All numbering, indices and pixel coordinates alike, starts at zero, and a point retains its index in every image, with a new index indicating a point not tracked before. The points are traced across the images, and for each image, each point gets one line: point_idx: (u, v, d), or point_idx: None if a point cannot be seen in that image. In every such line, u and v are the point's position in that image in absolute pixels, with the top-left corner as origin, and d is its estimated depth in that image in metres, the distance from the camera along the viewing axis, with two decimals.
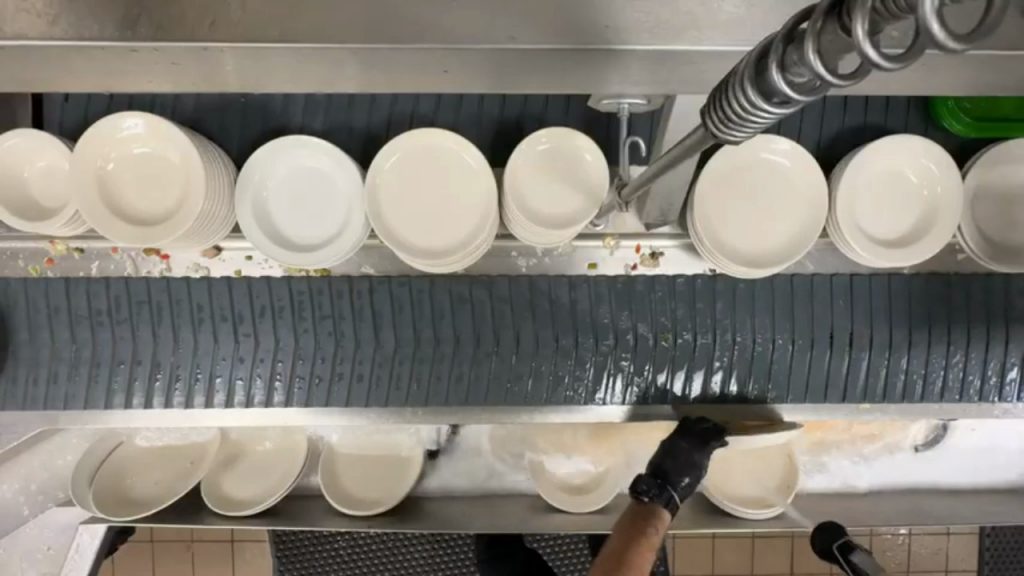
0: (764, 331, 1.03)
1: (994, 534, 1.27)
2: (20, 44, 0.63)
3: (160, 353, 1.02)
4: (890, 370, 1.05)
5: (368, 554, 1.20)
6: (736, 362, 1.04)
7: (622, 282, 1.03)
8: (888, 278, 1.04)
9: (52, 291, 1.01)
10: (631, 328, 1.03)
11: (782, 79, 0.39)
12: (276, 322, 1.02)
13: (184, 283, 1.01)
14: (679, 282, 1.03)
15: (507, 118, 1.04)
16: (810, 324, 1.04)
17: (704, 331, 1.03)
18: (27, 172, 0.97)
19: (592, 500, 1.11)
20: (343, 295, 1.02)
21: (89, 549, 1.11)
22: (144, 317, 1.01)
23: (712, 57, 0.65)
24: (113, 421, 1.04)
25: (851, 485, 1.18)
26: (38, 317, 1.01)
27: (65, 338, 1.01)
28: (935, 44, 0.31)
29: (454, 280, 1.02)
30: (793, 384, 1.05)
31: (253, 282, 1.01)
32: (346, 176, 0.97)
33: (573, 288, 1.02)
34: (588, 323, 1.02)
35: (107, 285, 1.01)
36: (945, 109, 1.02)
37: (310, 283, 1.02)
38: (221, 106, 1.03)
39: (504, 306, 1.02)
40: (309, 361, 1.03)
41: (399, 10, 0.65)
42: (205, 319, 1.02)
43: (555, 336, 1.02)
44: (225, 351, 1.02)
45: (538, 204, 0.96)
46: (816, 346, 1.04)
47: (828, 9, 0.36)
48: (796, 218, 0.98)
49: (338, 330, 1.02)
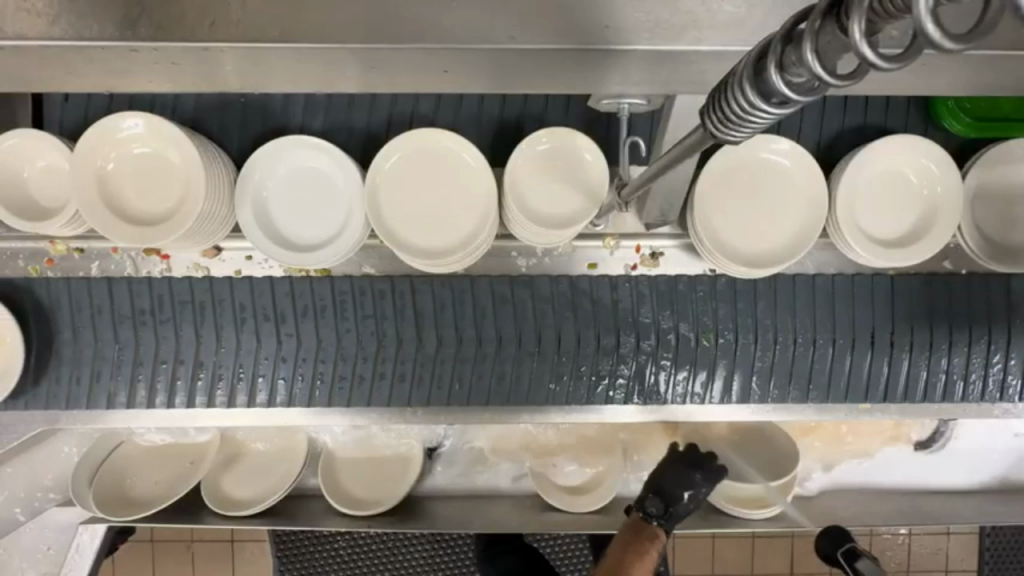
0: (807, 331, 1.03)
1: (994, 534, 1.27)
2: (20, 45, 0.63)
3: (203, 352, 1.01)
4: (930, 373, 1.05)
5: (368, 554, 1.20)
6: (777, 362, 1.03)
7: (665, 281, 1.02)
8: (930, 278, 1.04)
9: (95, 290, 1.00)
10: (673, 327, 1.02)
11: (781, 80, 0.39)
12: (319, 322, 1.01)
13: (227, 283, 1.00)
14: (720, 282, 1.02)
15: (508, 118, 1.04)
16: (853, 324, 1.03)
17: (747, 332, 1.02)
18: (27, 172, 0.98)
19: (592, 500, 1.11)
20: (386, 296, 1.01)
21: (89, 548, 1.12)
22: (186, 317, 1.00)
23: (711, 57, 0.65)
24: (114, 421, 1.05)
25: (850, 485, 1.19)
26: (81, 315, 1.00)
27: (108, 338, 1.00)
28: (932, 44, 0.31)
29: (496, 281, 1.02)
30: (826, 383, 1.04)
31: (296, 282, 1.01)
32: (346, 176, 0.97)
33: (615, 288, 1.02)
34: (631, 322, 1.01)
35: (149, 285, 1.00)
36: (945, 110, 1.02)
37: (353, 283, 1.01)
38: (221, 106, 1.03)
39: (546, 306, 1.01)
40: (351, 361, 1.02)
41: (399, 10, 0.65)
42: (248, 319, 1.00)
43: (598, 338, 1.01)
44: (268, 351, 1.01)
45: (537, 204, 0.96)
46: (858, 347, 1.03)
47: (826, 9, 0.36)
48: (797, 216, 0.98)
49: (379, 330, 1.01)
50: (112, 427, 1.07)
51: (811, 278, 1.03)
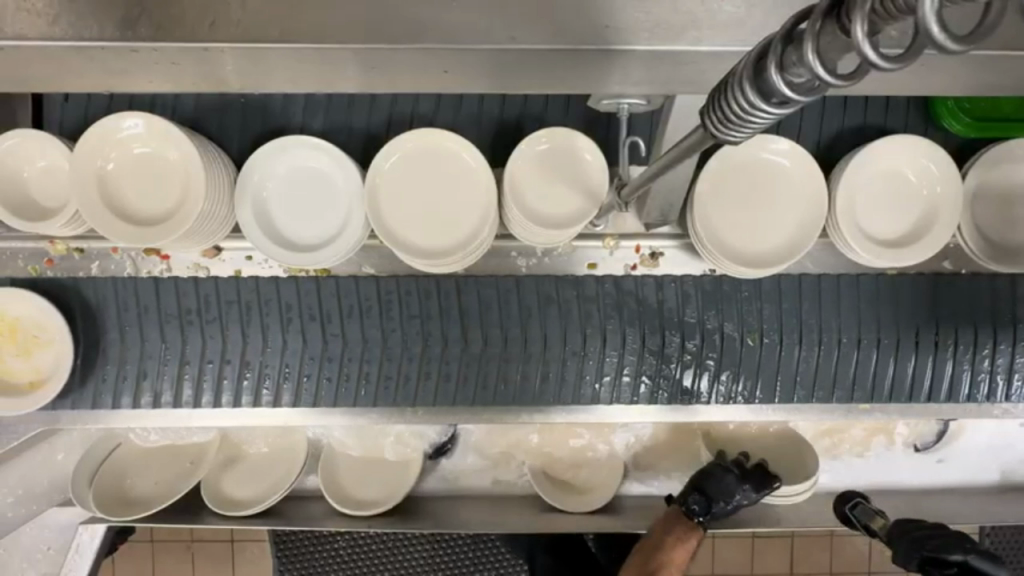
0: (850, 331, 1.03)
1: (994, 534, 1.27)
2: (20, 45, 0.63)
3: (250, 352, 1.01)
4: (973, 372, 1.05)
5: (368, 554, 1.20)
6: (821, 365, 1.04)
7: (710, 282, 1.02)
8: (953, 279, 1.04)
9: (141, 290, 1.01)
10: (718, 327, 1.02)
11: (781, 79, 0.39)
12: (364, 323, 1.01)
13: (273, 283, 1.01)
14: (766, 282, 1.03)
15: (507, 119, 1.04)
16: (897, 324, 1.03)
17: (791, 331, 1.03)
18: (26, 172, 0.98)
19: (592, 500, 1.11)
20: (432, 296, 1.01)
21: (89, 548, 1.13)
22: (233, 316, 1.01)
23: (710, 57, 0.65)
24: (112, 421, 1.04)
25: (850, 485, 1.19)
26: (128, 315, 1.01)
27: (155, 338, 1.01)
28: (934, 45, 0.31)
29: (542, 279, 1.02)
30: (861, 383, 1.04)
31: (341, 281, 1.01)
32: (346, 176, 0.97)
33: (661, 288, 1.02)
34: (675, 322, 1.02)
35: (196, 284, 1.01)
36: (944, 110, 1.02)
37: (399, 283, 1.01)
38: (221, 106, 1.03)
39: (591, 306, 1.02)
40: (396, 360, 1.02)
41: (399, 10, 0.65)
42: (294, 319, 1.01)
43: (642, 340, 1.02)
44: (314, 351, 1.02)
45: (536, 204, 0.96)
46: (901, 349, 1.04)
47: (827, 9, 0.36)
48: (798, 216, 0.98)
49: (425, 330, 1.01)
50: (111, 427, 1.07)
51: (855, 278, 1.04)
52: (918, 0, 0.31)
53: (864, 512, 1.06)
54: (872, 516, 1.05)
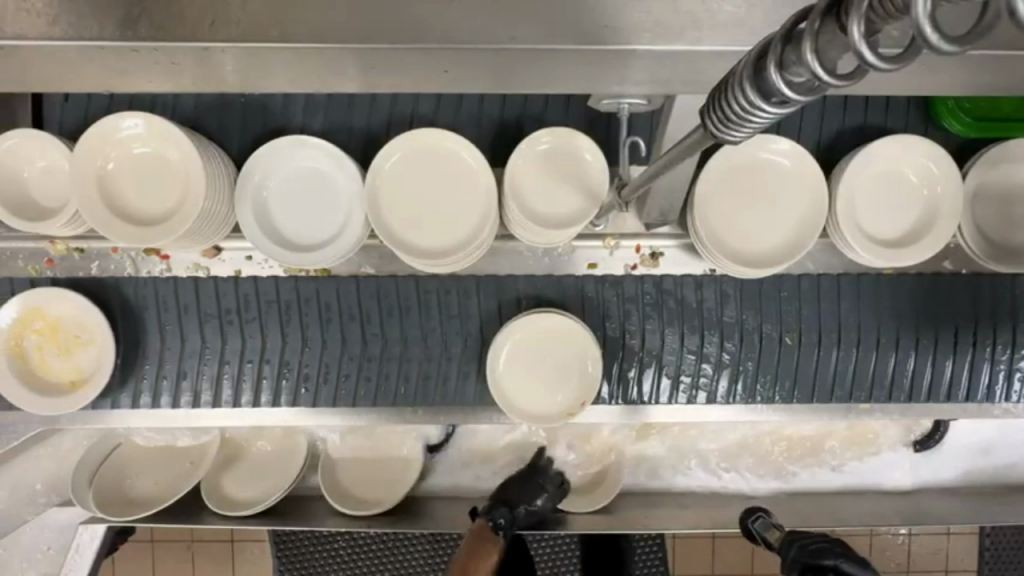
0: (888, 332, 1.05)
1: (993, 534, 1.27)
2: (20, 44, 0.64)
3: (290, 353, 1.03)
4: (1009, 371, 1.06)
5: (368, 554, 1.20)
6: (860, 366, 1.05)
7: (749, 282, 1.03)
8: (965, 279, 1.05)
9: (182, 290, 1.02)
10: (756, 327, 1.04)
11: (781, 79, 0.39)
12: (404, 323, 1.03)
13: (313, 283, 1.02)
14: (804, 282, 1.04)
15: (508, 119, 1.04)
16: (935, 324, 1.05)
17: (829, 332, 1.04)
18: (26, 172, 0.97)
19: (597, 500, 1.12)
20: (471, 296, 1.03)
21: (89, 548, 1.11)
22: (273, 317, 1.02)
23: (711, 57, 0.65)
24: (113, 421, 1.05)
25: (848, 485, 1.18)
26: (168, 314, 1.02)
27: (195, 337, 1.03)
28: (929, 47, 0.32)
29: (584, 280, 1.03)
30: (896, 384, 1.06)
31: (381, 281, 1.02)
32: (346, 176, 0.97)
33: (699, 288, 1.03)
34: (713, 322, 1.03)
35: (236, 284, 1.02)
36: (945, 110, 1.02)
37: (439, 283, 1.02)
38: (221, 106, 1.03)
39: (631, 306, 1.04)
40: (435, 361, 1.04)
41: (398, 9, 0.65)
42: (334, 319, 1.03)
43: (681, 340, 1.04)
44: (354, 351, 1.03)
45: (536, 204, 0.96)
46: (939, 349, 1.05)
47: (825, 9, 0.36)
48: (798, 215, 0.98)
49: (465, 329, 1.03)
50: (114, 427, 1.08)
51: (894, 277, 1.04)
52: (912, 1, 0.31)
53: (764, 524, 1.04)
54: (770, 529, 1.03)
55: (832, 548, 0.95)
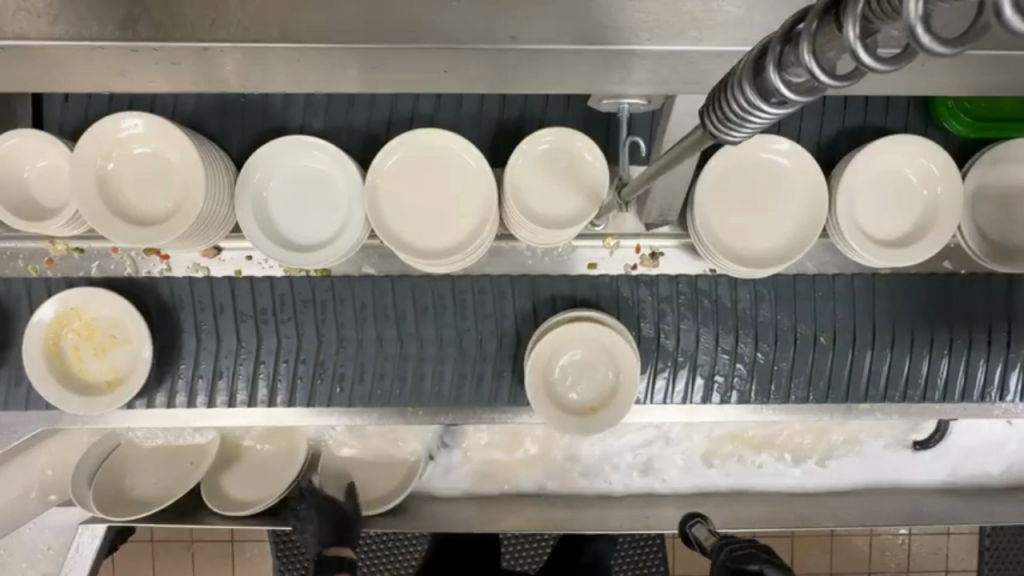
0: (925, 332, 1.04)
1: (993, 534, 1.27)
2: (20, 45, 0.63)
3: (325, 353, 1.02)
4: None
5: (368, 555, 1.19)
6: (896, 365, 1.05)
7: (785, 282, 1.03)
8: (970, 279, 1.04)
9: (218, 290, 1.01)
10: (793, 326, 1.03)
11: (780, 79, 0.39)
12: (439, 322, 1.02)
13: (349, 283, 1.02)
14: (840, 281, 1.03)
15: (508, 119, 1.04)
16: (969, 323, 1.04)
17: (865, 332, 1.04)
18: (27, 172, 0.98)
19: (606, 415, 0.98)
20: (505, 295, 1.02)
21: (89, 549, 1.11)
22: (307, 316, 1.02)
23: (711, 57, 0.65)
24: (112, 421, 1.06)
25: (849, 484, 1.18)
26: (204, 313, 1.02)
27: (231, 337, 1.02)
28: (923, 49, 0.32)
29: (608, 282, 1.02)
30: (929, 383, 1.06)
31: (417, 281, 1.02)
32: (346, 176, 0.97)
33: (736, 288, 1.03)
34: (750, 322, 1.03)
35: (272, 284, 1.01)
36: (945, 110, 1.02)
37: (474, 283, 1.02)
38: (221, 106, 1.03)
39: (666, 305, 1.03)
40: (471, 361, 1.03)
41: (398, 9, 0.65)
42: (369, 319, 1.02)
43: (716, 340, 1.03)
44: (389, 351, 1.02)
45: (536, 204, 0.96)
46: (974, 349, 1.05)
47: (824, 9, 0.36)
48: (798, 216, 0.98)
49: (501, 328, 1.02)
50: (113, 426, 1.08)
51: (926, 277, 1.04)
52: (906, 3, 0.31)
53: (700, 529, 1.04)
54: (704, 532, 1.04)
55: (757, 554, 0.95)
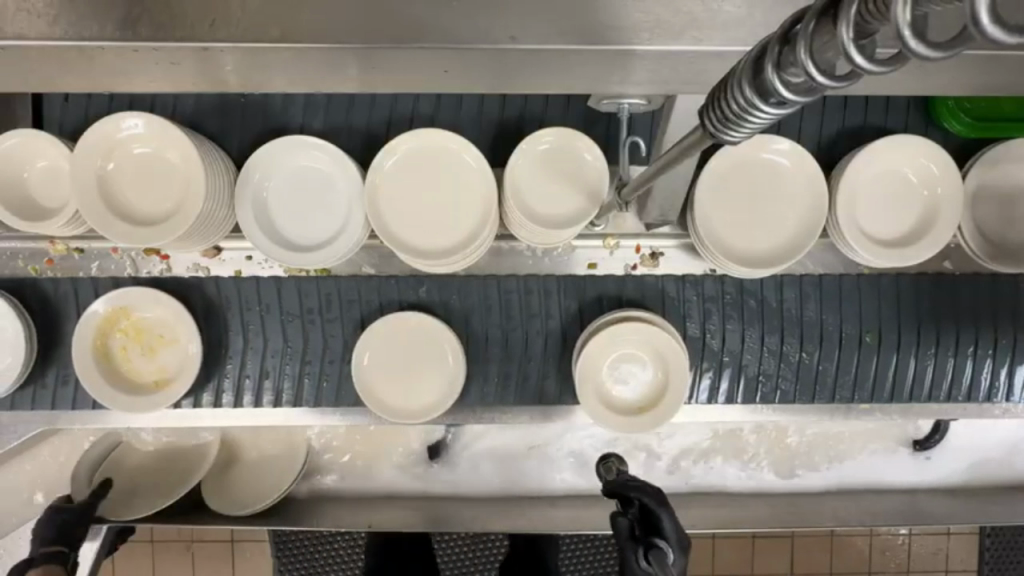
0: (970, 332, 1.05)
1: (993, 534, 1.27)
2: (20, 44, 0.63)
3: None
4: None
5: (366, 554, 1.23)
6: (937, 365, 1.05)
7: (829, 282, 1.03)
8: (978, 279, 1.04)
9: (264, 290, 1.02)
10: (837, 326, 1.04)
11: (778, 80, 0.39)
12: (486, 322, 1.03)
13: (395, 281, 1.03)
14: (885, 281, 1.04)
15: (507, 118, 1.04)
16: (1013, 324, 1.05)
17: (910, 331, 1.04)
18: (27, 172, 0.98)
19: (657, 416, 0.98)
20: (551, 295, 1.03)
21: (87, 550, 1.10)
22: (354, 316, 1.03)
23: (713, 57, 0.65)
24: (113, 421, 1.06)
25: (850, 484, 1.18)
26: (251, 313, 1.02)
27: (279, 337, 1.03)
28: (912, 54, 0.32)
29: (646, 281, 1.03)
30: (967, 384, 1.06)
31: (463, 282, 1.03)
32: (346, 177, 0.97)
33: (782, 287, 1.03)
34: (795, 322, 1.04)
35: (318, 284, 1.02)
36: (945, 110, 1.02)
37: (521, 284, 1.03)
38: (221, 106, 1.03)
39: (711, 305, 1.03)
40: (517, 361, 1.04)
41: (398, 9, 0.65)
42: None
43: (762, 339, 1.04)
44: None
45: (536, 203, 0.96)
46: (1017, 350, 1.05)
47: (821, 10, 0.36)
48: (801, 215, 0.98)
49: (547, 328, 1.03)
50: (111, 427, 1.08)
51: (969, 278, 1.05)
52: (896, 6, 0.31)
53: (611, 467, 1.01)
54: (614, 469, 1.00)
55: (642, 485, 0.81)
